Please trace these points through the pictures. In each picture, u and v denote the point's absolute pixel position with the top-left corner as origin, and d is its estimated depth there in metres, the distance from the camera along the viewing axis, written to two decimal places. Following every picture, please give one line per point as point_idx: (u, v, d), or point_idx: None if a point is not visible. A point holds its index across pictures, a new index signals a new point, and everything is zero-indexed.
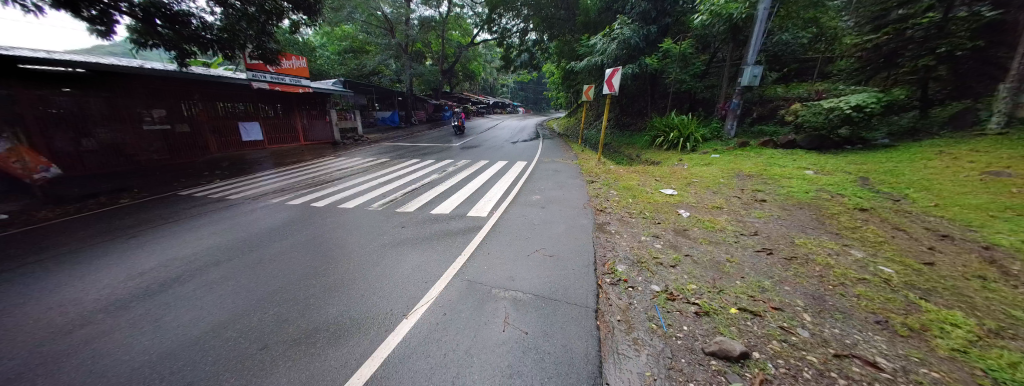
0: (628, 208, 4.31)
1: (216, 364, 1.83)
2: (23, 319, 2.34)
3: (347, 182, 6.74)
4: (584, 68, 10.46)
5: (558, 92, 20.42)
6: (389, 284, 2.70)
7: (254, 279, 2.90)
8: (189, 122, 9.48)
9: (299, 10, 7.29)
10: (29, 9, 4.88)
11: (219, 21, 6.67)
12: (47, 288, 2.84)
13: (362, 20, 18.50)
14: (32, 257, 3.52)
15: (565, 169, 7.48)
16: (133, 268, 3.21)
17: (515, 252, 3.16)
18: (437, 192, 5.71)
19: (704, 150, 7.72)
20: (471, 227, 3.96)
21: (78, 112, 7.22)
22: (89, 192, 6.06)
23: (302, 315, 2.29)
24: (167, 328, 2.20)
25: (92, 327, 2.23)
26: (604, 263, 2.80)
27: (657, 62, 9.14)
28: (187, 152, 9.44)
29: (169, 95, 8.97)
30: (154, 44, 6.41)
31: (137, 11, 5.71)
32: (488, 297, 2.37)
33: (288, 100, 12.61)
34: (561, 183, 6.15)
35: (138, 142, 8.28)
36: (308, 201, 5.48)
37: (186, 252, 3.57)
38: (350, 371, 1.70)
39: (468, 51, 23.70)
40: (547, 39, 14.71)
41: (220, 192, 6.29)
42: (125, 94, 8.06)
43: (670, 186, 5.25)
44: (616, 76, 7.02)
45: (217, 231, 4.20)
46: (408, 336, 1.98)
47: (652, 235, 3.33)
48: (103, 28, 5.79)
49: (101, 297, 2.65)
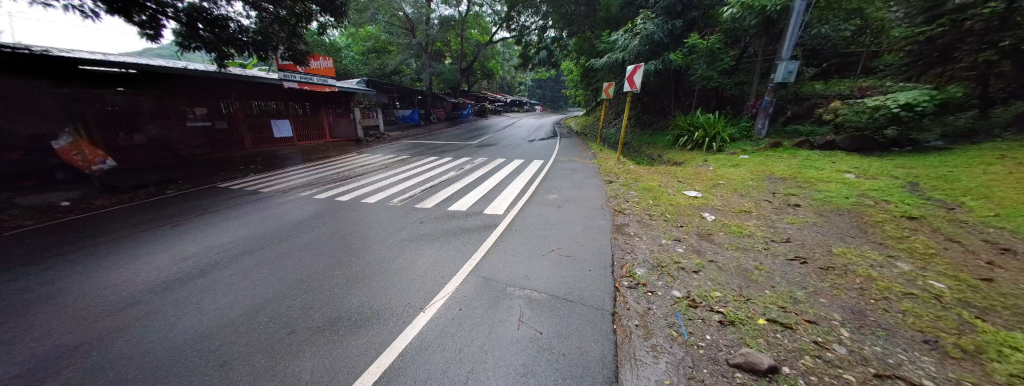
0: (649, 209, 4.18)
1: (248, 346, 1.95)
2: (84, 297, 2.60)
3: (369, 178, 6.96)
4: (604, 65, 10.21)
5: (576, 90, 20.15)
6: (407, 278, 2.76)
7: (282, 268, 3.05)
8: (228, 119, 10.12)
9: (326, 12, 7.54)
10: (87, 15, 5.36)
11: (255, 25, 7.06)
12: (105, 268, 3.14)
13: (384, 21, 18.99)
14: (92, 241, 3.88)
15: (583, 168, 7.36)
16: (177, 253, 3.47)
17: (530, 251, 3.15)
18: (455, 189, 5.79)
19: (732, 151, 7.32)
20: (487, 225, 3.98)
21: (130, 109, 7.91)
22: (140, 183, 6.63)
23: (326, 304, 2.39)
24: (205, 311, 2.35)
25: (141, 306, 2.44)
26: (622, 266, 2.73)
27: (681, 59, 8.79)
28: (225, 148, 10.09)
29: (209, 95, 9.61)
30: (196, 47, 6.84)
31: (182, 16, 6.12)
32: (502, 295, 2.37)
33: (315, 98, 13.14)
34: (579, 183, 6.04)
35: (182, 138, 8.95)
36: (333, 195, 5.71)
37: (223, 240, 3.81)
38: (369, 360, 1.76)
39: (487, 49, 23.80)
40: (566, 37, 14.49)
41: (252, 185, 6.65)
42: (171, 93, 8.72)
43: (694, 188, 5.04)
44: (638, 73, 6.78)
45: (251, 221, 4.46)
46: (424, 329, 2.02)
47: (674, 238, 3.21)
48: (152, 32, 6.27)
49: (149, 279, 2.89)
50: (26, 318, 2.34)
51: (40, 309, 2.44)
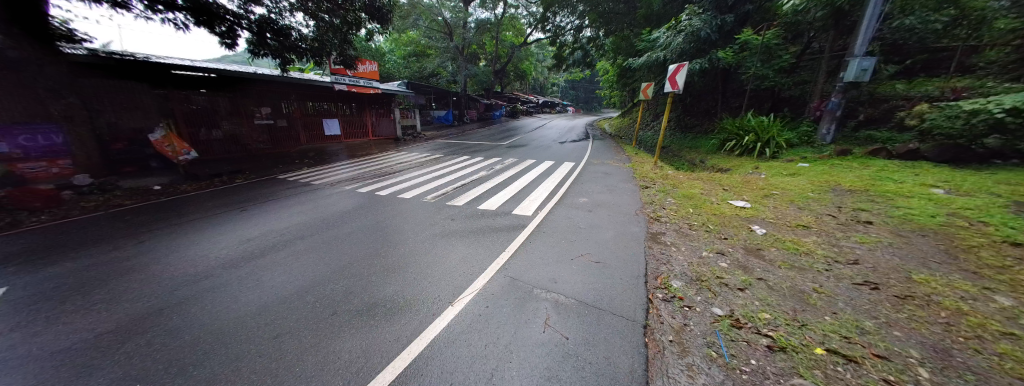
0: (688, 218, 3.91)
1: (297, 323, 2.15)
2: (171, 268, 3.05)
3: (406, 175, 7.32)
4: (643, 65, 9.77)
5: (612, 91, 19.53)
6: (438, 271, 2.86)
7: (328, 254, 3.32)
8: (288, 117, 11.24)
9: (374, 20, 8.07)
10: (180, 28, 6.29)
11: (313, 33, 7.73)
12: (187, 244, 3.65)
13: (424, 26, 19.88)
14: (178, 220, 4.52)
15: (616, 172, 7.10)
16: (243, 235, 3.92)
17: (558, 254, 3.10)
18: (485, 189, 5.89)
19: (788, 158, 6.61)
20: (516, 225, 3.99)
21: (209, 108, 9.18)
22: (215, 171, 7.60)
23: (365, 290, 2.56)
24: (263, 288, 2.64)
25: (213, 280, 2.80)
26: (656, 276, 2.58)
27: (731, 56, 8.13)
28: (284, 143, 11.21)
29: (273, 96, 10.75)
30: (265, 53, 7.69)
31: (254, 26, 6.91)
32: (529, 296, 2.36)
33: (361, 100, 14.13)
34: (611, 186, 5.83)
35: (249, 134, 10.13)
36: (373, 190, 6.08)
37: (279, 225, 4.24)
38: (400, 347, 1.86)
39: (521, 50, 23.95)
40: (603, 37, 14.07)
41: (305, 178, 7.31)
42: (243, 94, 9.93)
43: (741, 197, 4.63)
44: (681, 73, 6.39)
45: (302, 210, 4.90)
46: (453, 321, 2.08)
47: (716, 251, 2.97)
48: (230, 41, 7.16)
49: (219, 256, 3.31)
50: (128, 284, 2.80)
51: (140, 277, 2.91)
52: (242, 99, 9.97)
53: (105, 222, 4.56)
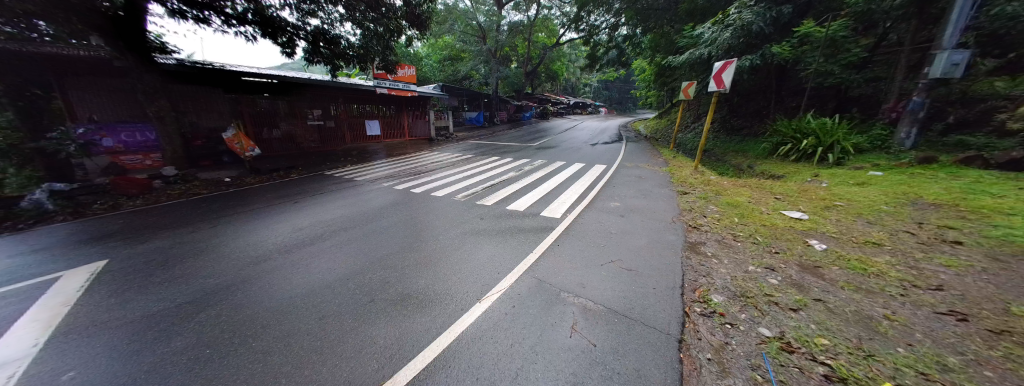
0: (732, 228, 3.62)
1: (339, 308, 2.32)
2: (235, 251, 3.45)
3: (438, 174, 7.59)
4: (684, 62, 9.23)
5: (648, 92, 18.66)
6: (467, 268, 2.93)
7: (366, 245, 3.54)
8: (335, 119, 12.18)
9: (413, 26, 8.49)
10: (249, 38, 7.10)
11: (360, 41, 8.30)
12: (249, 230, 4.11)
13: (459, 31, 20.53)
14: (242, 209, 5.10)
15: (651, 176, 6.78)
16: (294, 224, 4.33)
17: (587, 259, 3.02)
18: (514, 189, 5.93)
19: (856, 165, 5.84)
20: (544, 227, 3.96)
21: (270, 110, 10.30)
22: (273, 167, 8.46)
23: (398, 281, 2.70)
24: (311, 273, 2.89)
25: (269, 263, 3.12)
26: (695, 289, 2.42)
27: (787, 51, 7.38)
28: (332, 143, 12.18)
29: (323, 99, 11.73)
30: (318, 61, 8.46)
31: (309, 36, 7.60)
32: (556, 298, 2.34)
33: (400, 102, 14.91)
34: (646, 191, 5.57)
35: (303, 134, 11.15)
36: (409, 187, 6.38)
37: (325, 217, 4.62)
38: (430, 338, 1.93)
39: (553, 51, 23.79)
40: (641, 34, 13.52)
41: (348, 174, 7.88)
42: (298, 98, 10.97)
43: (797, 208, 4.18)
44: (728, 70, 5.96)
45: (345, 204, 5.28)
46: (480, 318, 2.12)
47: (765, 267, 2.70)
48: (289, 50, 7.93)
49: (274, 242, 3.68)
50: (202, 262, 3.21)
51: (211, 257, 3.33)
52: (298, 102, 11.01)
53: (185, 208, 5.29)
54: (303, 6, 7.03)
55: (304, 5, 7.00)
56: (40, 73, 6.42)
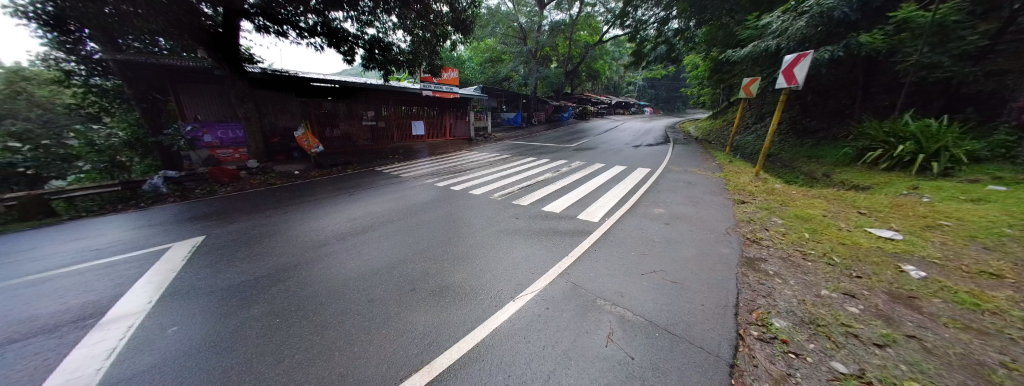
0: (800, 245, 3.19)
1: (384, 294, 2.50)
2: (299, 236, 3.89)
3: (477, 173, 7.79)
4: (745, 57, 8.37)
5: (702, 90, 17.17)
6: (502, 266, 2.97)
7: (408, 237, 3.76)
8: (386, 119, 13.13)
9: (458, 31, 8.80)
10: (317, 48, 7.96)
11: (409, 47, 8.86)
12: (310, 218, 4.60)
13: (501, 32, 20.87)
14: (306, 199, 5.72)
15: (701, 182, 6.25)
16: (348, 214, 4.75)
17: (626, 267, 2.88)
18: (551, 190, 5.87)
19: (971, 177, 4.75)
20: (580, 231, 3.86)
21: (332, 112, 11.44)
22: (333, 163, 9.36)
23: (437, 273, 2.83)
24: (360, 259, 3.16)
25: (327, 248, 3.48)
26: (751, 310, 2.18)
27: (876, 40, 6.33)
28: (382, 141, 13.15)
29: (376, 101, 12.70)
30: (373, 67, 9.19)
31: (366, 44, 8.30)
32: (591, 305, 2.27)
33: (444, 104, 15.59)
34: (695, 198, 5.16)
35: (358, 133, 12.20)
36: (449, 185, 6.65)
37: (373, 209, 5.00)
38: (465, 330, 2.00)
39: (595, 49, 23.05)
40: (695, 28, 12.52)
41: (395, 171, 8.44)
42: (356, 100, 12.03)
43: (887, 226, 3.53)
44: (801, 64, 5.27)
45: (390, 198, 5.67)
46: (514, 316, 2.14)
47: (842, 292, 2.33)
48: (349, 58, 8.73)
49: (330, 230, 4.07)
50: (272, 244, 3.67)
51: (280, 239, 3.78)
52: (355, 104, 12.07)
53: (261, 195, 6.09)
54: (362, 17, 7.71)
55: (363, 17, 7.67)
56: (151, 79, 7.80)
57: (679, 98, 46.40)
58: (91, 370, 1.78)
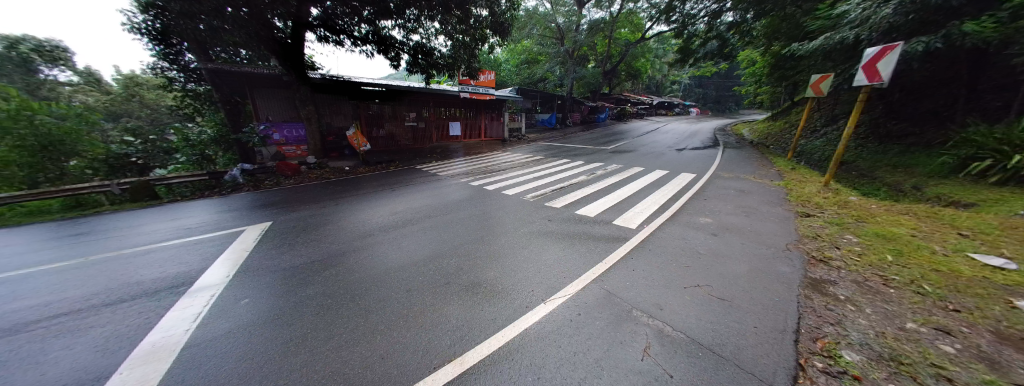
0: (879, 269, 2.75)
1: (420, 285, 2.63)
2: (346, 226, 4.23)
3: (510, 174, 7.87)
4: (812, 50, 7.46)
5: (759, 89, 15.58)
6: (533, 267, 2.97)
7: (444, 233, 3.91)
8: (425, 120, 13.77)
9: (496, 34, 8.95)
10: (367, 54, 8.59)
11: (449, 52, 9.21)
12: (355, 210, 4.98)
13: (538, 34, 20.87)
14: (354, 193, 6.20)
15: (756, 191, 5.68)
16: (389, 208, 5.06)
17: (665, 278, 2.72)
18: (586, 193, 5.73)
19: None
20: (617, 237, 3.72)
21: (378, 113, 12.28)
22: (378, 160, 10.05)
23: (470, 270, 2.91)
24: (400, 251, 3.35)
25: (370, 239, 3.74)
26: (813, 336, 1.93)
27: (990, 27, 5.27)
28: (422, 141, 13.82)
29: (418, 103, 13.38)
30: (416, 71, 9.67)
31: (410, 49, 8.78)
32: (626, 315, 2.17)
33: (480, 105, 15.93)
34: (748, 209, 4.71)
35: (400, 133, 12.96)
36: (483, 184, 6.80)
37: (412, 204, 5.27)
38: (496, 328, 2.03)
39: (637, 47, 22.05)
40: (753, 20, 11.41)
41: (432, 169, 8.83)
42: (400, 103, 12.80)
43: (1002, 252, 2.90)
44: (887, 58, 4.56)
45: (427, 195, 5.93)
46: (545, 319, 2.13)
47: (935, 326, 1.96)
48: (395, 63, 9.29)
49: (373, 222, 4.38)
50: (324, 232, 4.04)
51: (331, 228, 4.14)
52: (399, 106, 12.83)
53: (316, 188, 6.72)
54: (408, 25, 8.15)
55: (409, 24, 8.11)
56: (232, 84, 8.99)
57: (732, 97, 42.41)
58: (182, 330, 2.12)
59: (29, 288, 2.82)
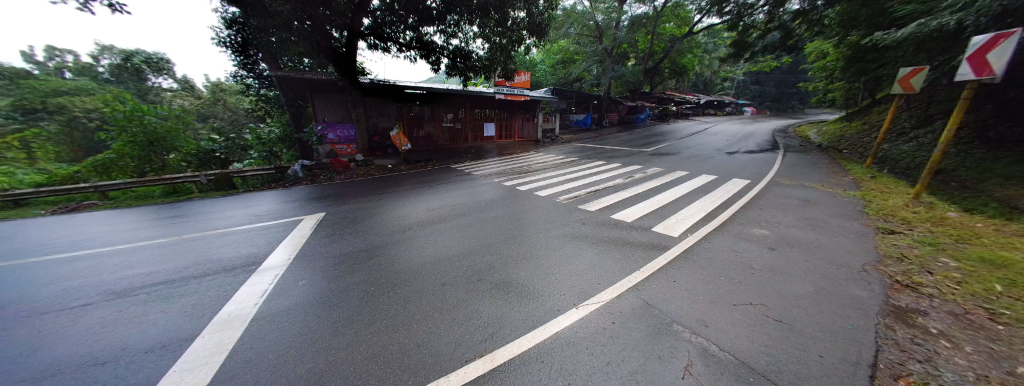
0: (987, 300, 2.27)
1: (453, 280, 2.71)
2: (387, 220, 4.51)
3: (543, 175, 7.82)
4: (901, 40, 6.40)
5: (831, 85, 13.73)
6: (565, 270, 2.92)
7: (476, 231, 4.00)
8: (462, 121, 14.21)
9: (533, 35, 8.90)
10: (410, 59, 9.05)
11: (486, 55, 9.37)
12: (396, 205, 5.30)
13: (575, 32, 20.46)
14: (395, 189, 6.59)
15: (823, 202, 5.01)
16: (426, 205, 5.29)
17: (710, 293, 2.51)
18: (623, 197, 5.51)
19: None
20: (656, 244, 3.53)
21: (419, 115, 12.93)
22: (418, 159, 10.56)
23: (502, 268, 2.95)
24: (435, 246, 3.50)
25: (408, 233, 3.95)
26: (896, 373, 1.64)
27: None
28: (457, 142, 14.28)
29: (456, 105, 13.83)
30: (455, 74, 9.97)
31: (449, 53, 9.09)
32: (665, 329, 2.04)
33: (515, 106, 16.00)
34: (813, 222, 4.18)
35: (437, 134, 13.52)
36: (516, 185, 6.84)
37: (446, 202, 5.47)
38: (527, 329, 2.02)
39: (683, 43, 20.63)
40: (824, 7, 10.10)
41: (467, 169, 9.08)
42: (439, 105, 13.34)
43: None
44: (1004, 46, 3.77)
45: (461, 193, 6.11)
46: (576, 324, 2.08)
47: None
48: (435, 67, 9.69)
49: (411, 217, 4.62)
50: (368, 224, 4.35)
51: (374, 221, 4.46)
52: (438, 108, 13.37)
53: (362, 184, 7.26)
54: (448, 30, 8.44)
55: (449, 29, 8.40)
56: (296, 89, 10.06)
57: (796, 94, 36.98)
58: (251, 303, 2.42)
59: (139, 259, 3.43)
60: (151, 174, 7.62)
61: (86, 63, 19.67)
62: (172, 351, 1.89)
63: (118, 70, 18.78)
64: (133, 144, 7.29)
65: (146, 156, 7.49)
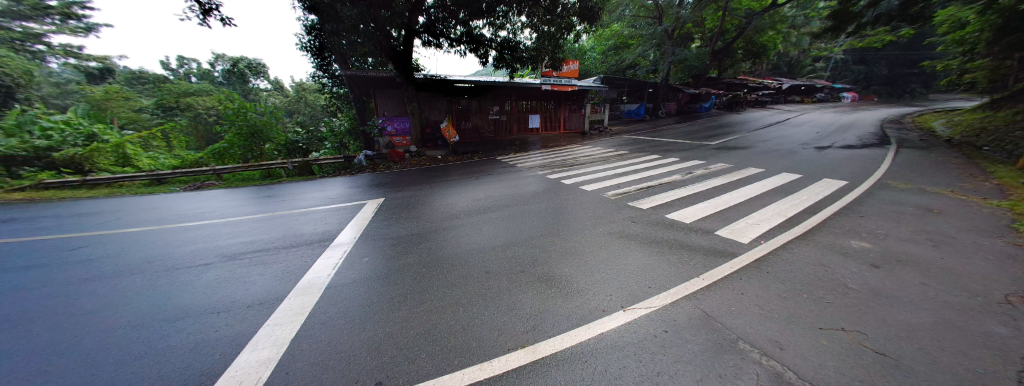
0: None
1: (497, 270, 2.77)
2: (436, 208, 4.77)
3: (590, 168, 7.52)
4: None
5: (972, 62, 10.73)
6: (612, 270, 2.78)
7: (520, 223, 4.02)
8: (508, 114, 14.31)
9: (584, 20, 8.43)
10: (460, 53, 9.33)
11: (533, 44, 9.18)
12: (444, 194, 5.58)
13: (630, 15, 19.02)
14: (444, 179, 6.95)
15: (950, 212, 3.99)
16: (473, 195, 5.48)
17: (786, 310, 2.18)
18: (679, 195, 5.06)
19: None
20: (718, 250, 3.16)
21: (467, 108, 13.35)
22: (465, 151, 10.93)
23: (546, 262, 2.92)
24: (480, 235, 3.60)
25: (455, 221, 4.13)
26: None
27: None
28: (503, 134, 14.45)
29: (503, 97, 13.95)
30: (502, 66, 9.99)
31: (497, 44, 9.14)
32: (727, 345, 1.83)
33: (562, 97, 15.53)
34: (933, 236, 3.35)
35: (484, 126, 13.84)
36: (561, 178, 6.70)
37: (491, 193, 5.59)
38: (571, 326, 1.98)
39: (761, 18, 17.90)
40: None
41: (511, 160, 9.15)
42: (486, 97, 13.59)
43: None
44: None
45: (505, 185, 6.19)
46: (623, 328, 1.98)
47: None
48: (483, 60, 9.85)
49: (457, 206, 4.82)
50: (420, 210, 4.67)
51: (425, 208, 4.76)
52: (485, 100, 13.63)
53: (415, 174, 7.78)
54: (497, 22, 8.48)
55: (498, 21, 8.43)
56: (361, 86, 11.09)
57: (916, 75, 29.25)
58: (325, 273, 2.78)
59: (244, 230, 4.16)
60: (251, 160, 9.11)
61: (206, 69, 24.13)
62: (266, 308, 2.26)
63: (229, 74, 22.80)
64: (238, 136, 8.81)
65: (249, 146, 9.00)
